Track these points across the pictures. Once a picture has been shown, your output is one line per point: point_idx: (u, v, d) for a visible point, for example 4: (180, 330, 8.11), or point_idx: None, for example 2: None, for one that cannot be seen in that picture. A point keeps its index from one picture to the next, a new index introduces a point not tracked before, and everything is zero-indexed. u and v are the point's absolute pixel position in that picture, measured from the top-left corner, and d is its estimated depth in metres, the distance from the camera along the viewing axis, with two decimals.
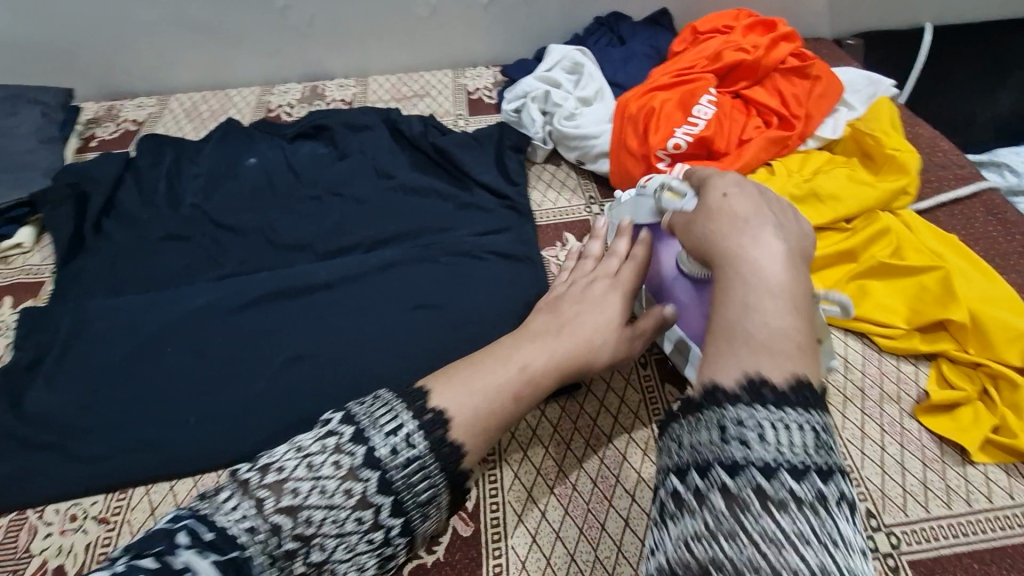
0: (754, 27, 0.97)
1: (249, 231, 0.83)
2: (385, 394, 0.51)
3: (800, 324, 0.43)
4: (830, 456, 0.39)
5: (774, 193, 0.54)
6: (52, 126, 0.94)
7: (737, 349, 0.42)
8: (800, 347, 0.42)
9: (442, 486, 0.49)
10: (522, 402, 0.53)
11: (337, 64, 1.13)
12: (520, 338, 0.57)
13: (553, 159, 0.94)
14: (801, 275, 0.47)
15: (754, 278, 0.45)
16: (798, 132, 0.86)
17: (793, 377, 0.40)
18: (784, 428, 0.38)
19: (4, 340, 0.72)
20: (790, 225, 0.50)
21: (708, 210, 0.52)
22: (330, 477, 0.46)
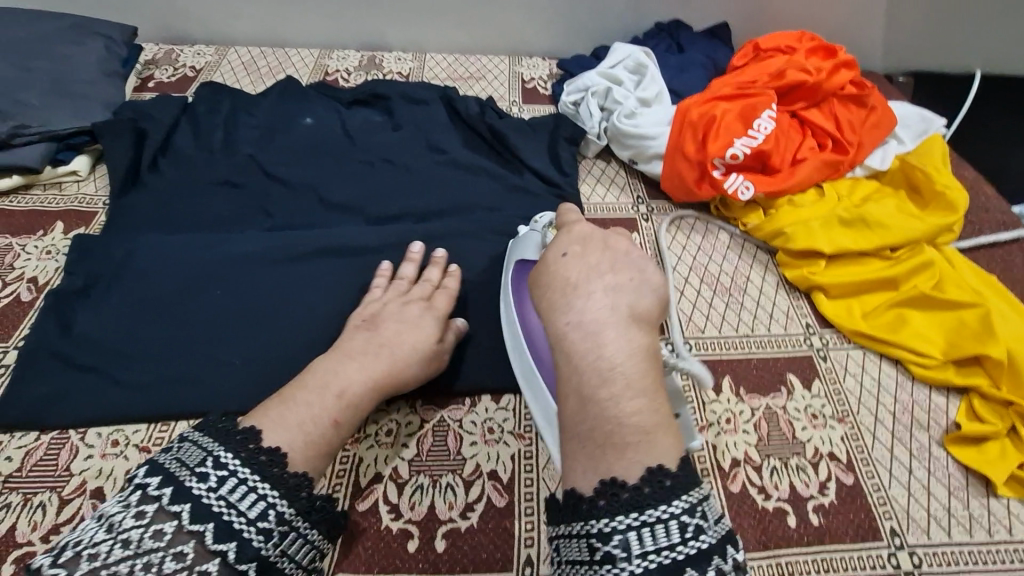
0: (816, 50, 0.98)
1: (302, 188, 0.84)
2: (192, 435, 0.50)
3: (646, 403, 0.47)
4: (701, 536, 0.43)
5: (612, 243, 0.56)
6: (115, 61, 0.94)
7: (586, 448, 0.47)
8: (644, 429, 0.46)
9: (275, 498, 0.48)
10: (342, 428, 0.54)
11: (397, 37, 1.14)
12: (338, 360, 0.58)
13: (604, 155, 0.94)
14: (639, 341, 0.49)
15: (594, 365, 0.48)
16: (851, 157, 0.87)
17: (642, 471, 0.44)
18: (649, 536, 0.42)
19: (55, 264, 0.73)
20: (622, 283, 0.52)
21: (548, 278, 0.55)
22: (133, 528, 0.45)
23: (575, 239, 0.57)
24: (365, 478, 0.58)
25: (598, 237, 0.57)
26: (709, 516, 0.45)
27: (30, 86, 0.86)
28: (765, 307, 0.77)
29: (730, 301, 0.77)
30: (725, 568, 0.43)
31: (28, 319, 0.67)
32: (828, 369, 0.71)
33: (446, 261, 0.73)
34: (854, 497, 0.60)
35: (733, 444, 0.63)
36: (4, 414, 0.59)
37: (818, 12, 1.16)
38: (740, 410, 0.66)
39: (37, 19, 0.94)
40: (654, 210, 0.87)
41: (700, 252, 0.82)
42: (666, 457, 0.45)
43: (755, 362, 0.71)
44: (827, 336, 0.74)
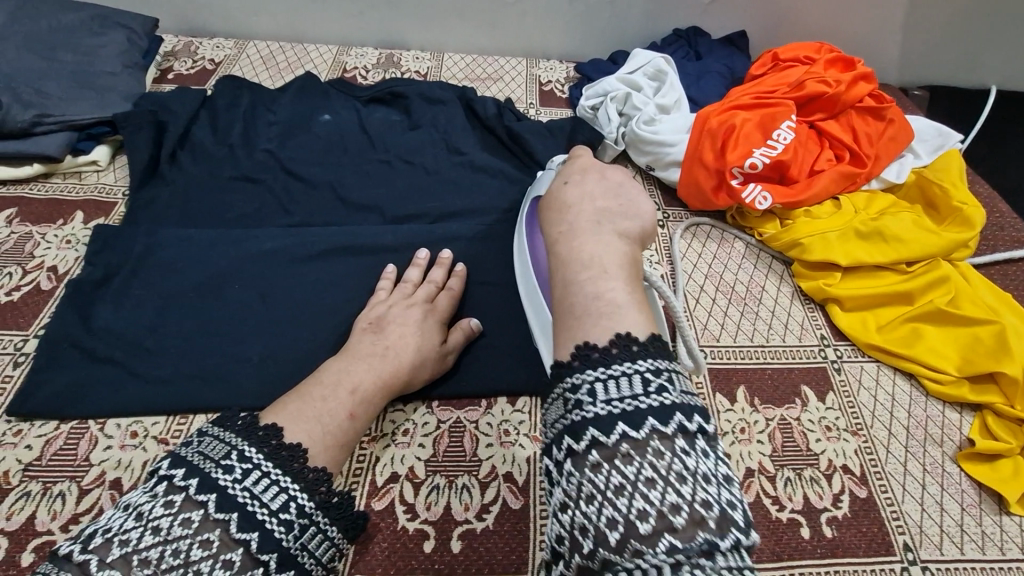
0: (835, 62, 0.98)
1: (320, 185, 0.84)
2: (213, 430, 0.49)
3: (621, 287, 0.51)
4: (667, 394, 0.43)
5: (610, 174, 0.64)
6: (136, 53, 0.95)
7: (564, 319, 0.51)
8: (617, 303, 0.49)
9: (297, 490, 0.47)
10: (357, 422, 0.55)
11: (416, 36, 1.14)
12: (349, 361, 0.59)
13: (620, 160, 0.94)
14: (621, 247, 0.55)
15: (578, 260, 0.54)
16: (868, 170, 0.87)
17: (612, 335, 0.47)
18: (614, 382, 0.43)
19: (75, 254, 0.73)
20: (614, 203, 0.60)
21: (551, 202, 0.62)
22: (162, 516, 0.43)
23: (579, 170, 0.65)
24: (382, 477, 0.58)
25: (597, 172, 0.64)
26: (679, 387, 0.44)
27: (52, 76, 0.86)
28: (780, 317, 0.77)
29: (745, 310, 0.77)
30: (696, 432, 0.41)
31: (48, 309, 0.67)
32: (842, 382, 0.71)
33: (451, 261, 0.74)
34: (867, 510, 0.60)
35: (747, 454, 0.64)
36: (24, 403, 0.59)
37: (837, 23, 1.16)
38: (755, 420, 0.66)
39: (59, 9, 0.94)
40: (670, 216, 0.87)
41: (715, 260, 0.82)
42: (636, 325, 0.48)
43: (770, 373, 0.71)
44: (841, 349, 0.74)
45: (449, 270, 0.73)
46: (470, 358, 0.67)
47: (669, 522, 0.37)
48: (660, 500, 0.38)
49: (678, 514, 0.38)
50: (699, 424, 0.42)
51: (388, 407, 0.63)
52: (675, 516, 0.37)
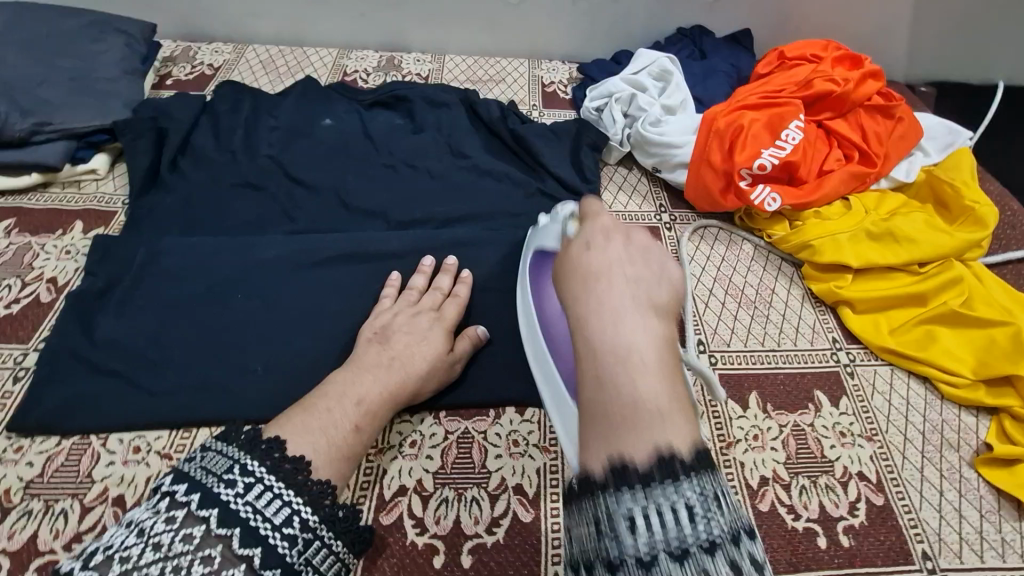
0: (843, 60, 0.97)
1: (323, 191, 0.83)
2: (216, 444, 0.49)
3: (662, 386, 0.41)
4: (719, 521, 0.35)
5: (637, 235, 0.53)
6: (135, 58, 0.94)
7: (594, 429, 0.41)
8: (660, 410, 0.39)
9: (300, 504, 0.46)
10: (363, 434, 0.54)
11: (417, 38, 1.13)
12: (355, 372, 0.58)
13: (626, 162, 0.93)
14: (658, 329, 0.45)
15: (608, 345, 0.43)
16: (878, 169, 0.85)
17: (654, 453, 0.37)
18: (657, 513, 0.35)
19: (75, 264, 0.72)
20: (644, 272, 0.49)
21: (571, 263, 0.52)
22: (164, 532, 0.43)
23: (600, 228, 0.54)
24: (389, 490, 0.57)
25: (624, 229, 0.54)
26: (729, 503, 0.37)
27: (50, 83, 0.85)
28: (791, 321, 0.76)
29: (755, 314, 0.76)
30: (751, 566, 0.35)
31: (48, 321, 0.66)
32: (856, 387, 0.70)
33: (456, 267, 0.73)
34: (884, 518, 0.59)
35: (762, 462, 0.62)
36: (25, 417, 0.58)
37: (843, 20, 1.15)
38: (768, 426, 0.65)
39: (57, 15, 0.93)
40: (677, 219, 0.86)
41: (724, 263, 0.81)
42: (683, 441, 0.38)
43: (782, 377, 0.70)
44: (854, 352, 0.73)
45: (455, 276, 0.72)
46: (477, 366, 0.66)
47: None
48: None
49: None
50: (750, 551, 0.36)
51: (395, 419, 0.62)
52: None
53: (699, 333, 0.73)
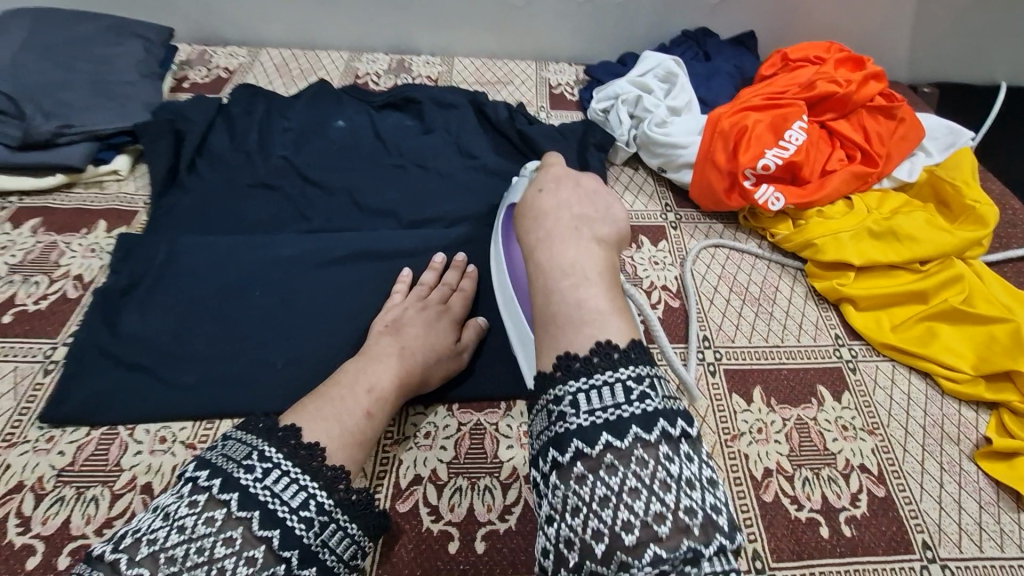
0: (845, 62, 0.98)
1: (336, 191, 0.85)
2: (237, 432, 0.50)
3: (602, 295, 0.52)
4: (650, 401, 0.44)
5: (585, 180, 0.64)
6: (152, 62, 0.96)
7: (546, 328, 0.52)
8: (599, 310, 0.50)
9: (316, 488, 0.47)
10: (374, 420, 0.56)
11: (426, 42, 1.15)
12: (366, 361, 0.60)
13: (632, 162, 0.95)
14: (600, 258, 0.56)
15: (559, 270, 0.54)
16: (880, 169, 0.87)
17: (594, 342, 0.48)
18: (598, 393, 0.45)
19: (100, 262, 0.74)
20: (590, 210, 0.61)
21: (528, 210, 0.62)
22: (187, 515, 0.44)
23: (555, 177, 0.65)
24: (405, 480, 0.59)
25: (573, 177, 0.65)
26: (661, 391, 0.46)
27: (73, 87, 0.87)
28: (794, 317, 0.78)
29: (759, 311, 0.78)
30: (677, 435, 0.43)
31: (75, 317, 0.69)
32: (858, 382, 0.71)
33: (464, 262, 0.75)
34: (885, 509, 0.61)
35: (766, 454, 0.64)
36: (56, 409, 0.60)
37: (845, 21, 1.16)
38: (772, 420, 0.67)
39: (78, 21, 0.95)
40: (682, 218, 0.88)
41: (728, 261, 0.83)
42: (617, 332, 0.49)
43: (786, 372, 0.72)
44: (856, 348, 0.75)
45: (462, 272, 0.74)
46: (488, 359, 0.68)
47: (654, 526, 0.39)
48: (645, 506, 0.40)
49: (663, 520, 0.40)
50: (680, 428, 0.44)
51: (410, 411, 0.64)
52: (659, 523, 0.39)
53: (705, 329, 0.75)
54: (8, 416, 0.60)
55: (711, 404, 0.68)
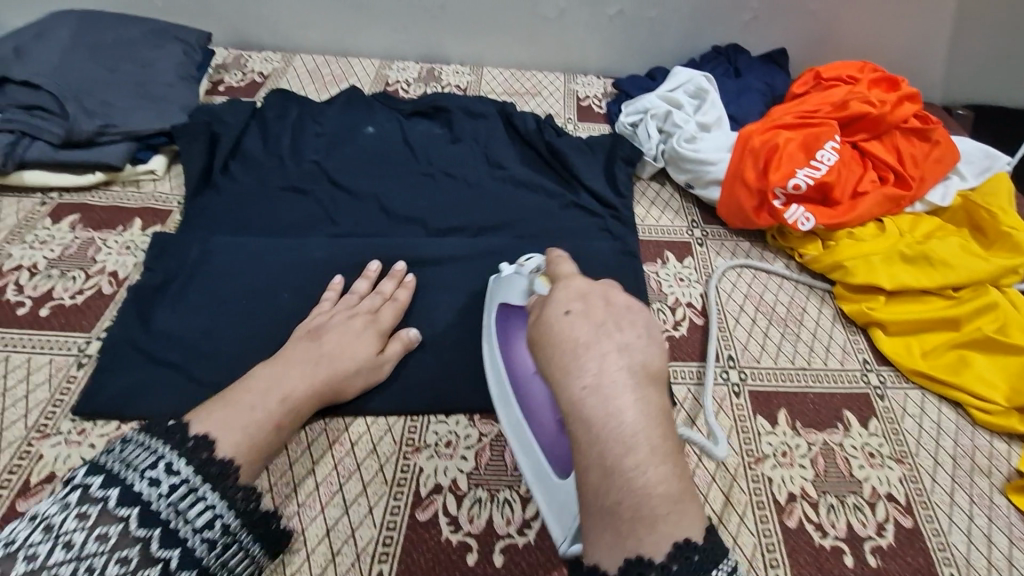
0: (879, 82, 0.97)
1: (364, 197, 0.86)
2: (138, 436, 0.49)
3: (668, 470, 0.42)
4: None
5: (615, 296, 0.52)
6: (191, 65, 0.99)
7: (608, 526, 0.42)
8: (672, 499, 0.42)
9: (223, 508, 0.48)
10: (282, 432, 0.56)
11: (456, 51, 1.16)
12: (280, 367, 0.59)
13: (659, 177, 0.95)
14: (656, 402, 0.45)
15: (612, 434, 0.43)
16: (914, 192, 0.85)
17: (671, 547, 0.40)
18: None
19: (134, 259, 0.76)
20: (633, 337, 0.48)
21: (552, 335, 0.50)
22: (76, 530, 0.42)
23: (576, 292, 0.52)
24: (425, 488, 0.59)
25: (600, 291, 0.53)
26: None
27: (115, 88, 0.90)
28: (822, 340, 0.76)
29: (786, 332, 0.77)
30: None
31: (109, 312, 0.70)
32: (886, 409, 0.70)
33: (401, 272, 0.75)
34: (912, 540, 0.59)
35: (790, 478, 0.63)
36: (88, 402, 0.62)
37: (879, 40, 1.15)
38: (797, 444, 0.66)
39: (123, 24, 0.98)
40: (709, 234, 0.87)
41: (755, 281, 0.82)
42: (692, 528, 0.41)
43: (812, 396, 0.70)
44: (884, 374, 0.73)
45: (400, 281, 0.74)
46: None
47: None
48: None
49: None
50: None
51: (432, 419, 0.65)
52: None
53: (730, 349, 0.74)
54: (43, 408, 0.62)
55: (735, 425, 0.67)
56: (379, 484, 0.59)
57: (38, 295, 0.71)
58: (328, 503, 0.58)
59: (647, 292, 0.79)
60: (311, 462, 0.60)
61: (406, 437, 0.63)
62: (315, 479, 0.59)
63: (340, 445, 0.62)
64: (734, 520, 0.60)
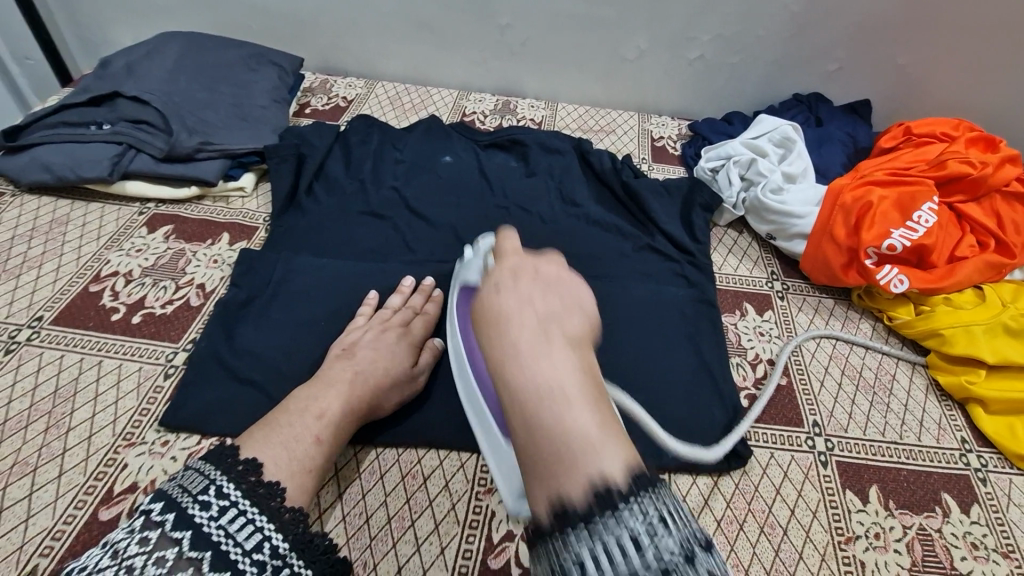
0: (976, 141, 0.93)
1: (440, 225, 0.87)
2: (196, 462, 0.49)
3: (592, 416, 0.39)
4: (670, 547, 0.34)
5: (544, 268, 0.52)
6: (283, 88, 1.03)
7: (534, 475, 0.39)
8: (590, 439, 0.38)
9: (271, 529, 0.46)
10: (323, 446, 0.55)
11: (533, 85, 1.18)
12: (318, 387, 0.59)
13: (736, 225, 0.93)
14: (576, 357, 0.44)
15: (530, 392, 0.41)
16: (1017, 260, 0.80)
17: (591, 490, 0.35)
18: (606, 553, 0.33)
19: (221, 273, 0.78)
20: (557, 304, 0.48)
21: (480, 307, 0.50)
22: (136, 555, 0.42)
23: (508, 267, 0.53)
24: (497, 534, 0.58)
25: (531, 262, 0.53)
26: (678, 523, 0.35)
27: (214, 106, 0.94)
28: (914, 413, 0.72)
29: (875, 400, 0.72)
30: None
31: (196, 325, 0.72)
32: (989, 495, 0.65)
33: (431, 287, 0.76)
34: None
35: (884, 564, 0.58)
36: (174, 414, 0.63)
37: (972, 98, 1.11)
38: (890, 525, 0.61)
39: (224, 47, 1.04)
40: (790, 288, 0.85)
41: (841, 341, 0.78)
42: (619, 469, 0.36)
43: (906, 474, 0.66)
44: (986, 457, 0.68)
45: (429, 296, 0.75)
46: None
47: None
48: None
49: None
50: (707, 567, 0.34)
51: None
52: None
53: (815, 414, 0.70)
54: (130, 416, 0.63)
55: (822, 495, 0.63)
56: (451, 524, 0.58)
57: (132, 303, 0.74)
58: (400, 539, 0.56)
59: (727, 345, 0.76)
60: (383, 494, 0.59)
61: (478, 477, 0.62)
62: (387, 512, 0.58)
63: (413, 478, 0.61)
64: None
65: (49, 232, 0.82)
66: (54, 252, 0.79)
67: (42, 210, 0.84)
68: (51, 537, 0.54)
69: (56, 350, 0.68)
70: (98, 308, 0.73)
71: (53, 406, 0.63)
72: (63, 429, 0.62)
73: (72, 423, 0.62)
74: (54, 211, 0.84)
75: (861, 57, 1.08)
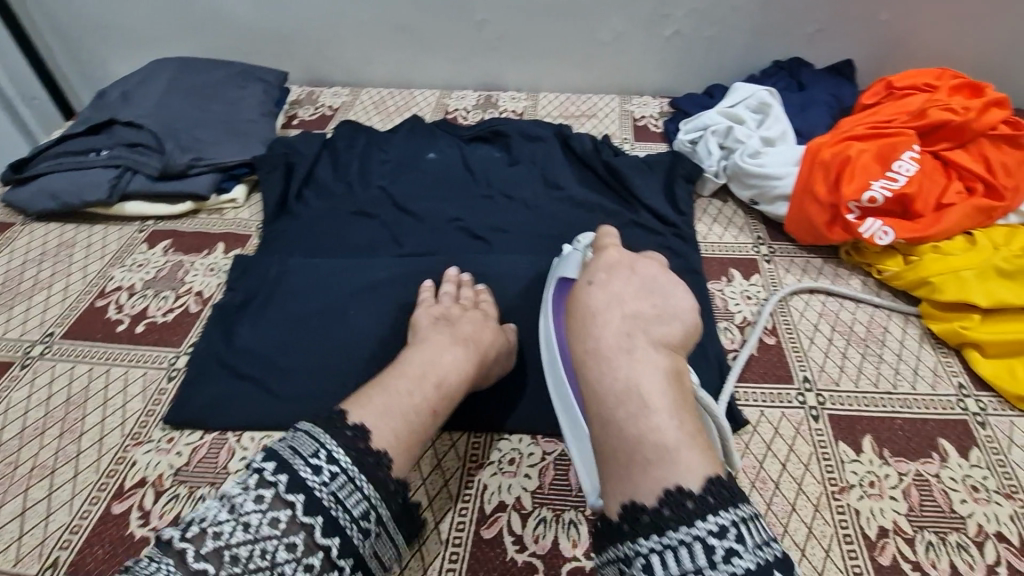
0: (960, 89, 0.92)
1: (426, 219, 0.89)
2: (308, 424, 0.49)
3: (674, 422, 0.47)
4: (738, 561, 0.40)
5: (640, 267, 0.59)
6: (270, 102, 1.07)
7: (613, 472, 0.48)
8: (665, 447, 0.45)
9: (377, 498, 0.47)
10: (436, 418, 0.55)
11: (513, 78, 1.20)
12: (428, 354, 0.59)
13: (720, 194, 0.93)
14: (661, 365, 0.51)
15: (612, 394, 0.50)
16: (1007, 203, 0.79)
17: (663, 492, 0.43)
18: (674, 555, 0.41)
19: (218, 280, 0.82)
20: (645, 307, 0.55)
21: (576, 298, 0.59)
22: (253, 512, 0.44)
23: (605, 265, 0.60)
24: (489, 505, 0.59)
25: (628, 261, 0.60)
26: (753, 541, 0.41)
27: (205, 125, 0.98)
28: (907, 362, 0.71)
29: (866, 352, 0.72)
30: None
31: (197, 329, 0.76)
32: (988, 439, 0.64)
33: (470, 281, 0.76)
34: None
35: (880, 512, 0.58)
36: (178, 413, 0.66)
37: (961, 49, 1.09)
38: (885, 473, 0.61)
39: (213, 69, 1.08)
40: (777, 251, 0.84)
41: (830, 299, 0.78)
42: (693, 475, 0.44)
43: (901, 423, 0.65)
44: (984, 401, 0.67)
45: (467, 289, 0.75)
46: None
47: None
48: None
49: None
50: None
51: (496, 436, 0.65)
52: None
53: (806, 370, 0.70)
54: (137, 418, 0.67)
55: (815, 448, 0.63)
56: (444, 499, 0.60)
57: (134, 314, 0.77)
58: None
59: (713, 311, 0.76)
60: None
61: (469, 453, 0.63)
62: None
63: None
64: (821, 555, 0.56)
65: (57, 256, 0.86)
66: (63, 273, 0.84)
67: (51, 235, 0.89)
68: (70, 531, 0.58)
69: (67, 362, 0.72)
70: (104, 321, 0.77)
71: (66, 413, 0.67)
72: (76, 433, 0.65)
73: (84, 427, 0.66)
74: (62, 236, 0.89)
75: (840, 18, 1.07)
